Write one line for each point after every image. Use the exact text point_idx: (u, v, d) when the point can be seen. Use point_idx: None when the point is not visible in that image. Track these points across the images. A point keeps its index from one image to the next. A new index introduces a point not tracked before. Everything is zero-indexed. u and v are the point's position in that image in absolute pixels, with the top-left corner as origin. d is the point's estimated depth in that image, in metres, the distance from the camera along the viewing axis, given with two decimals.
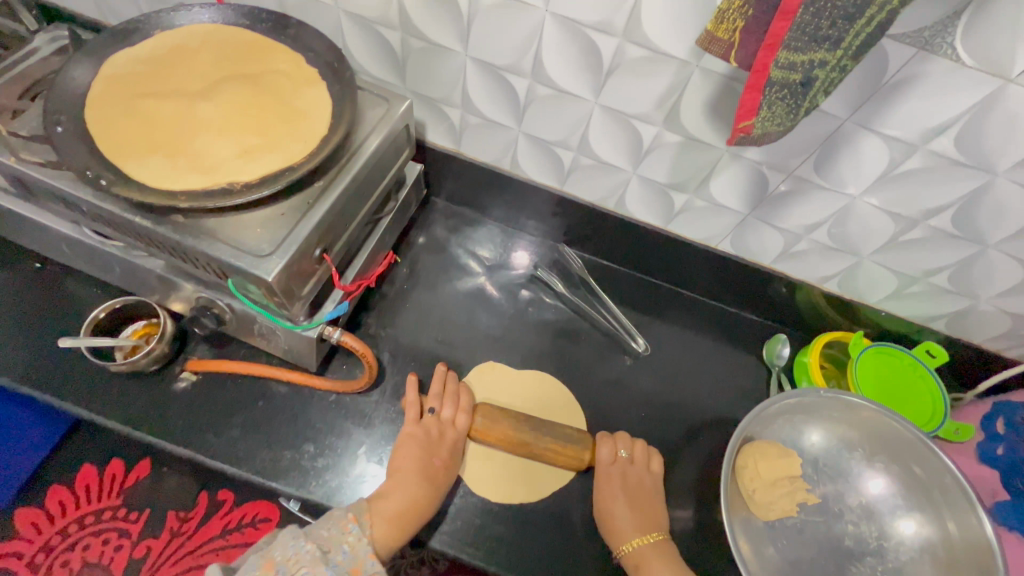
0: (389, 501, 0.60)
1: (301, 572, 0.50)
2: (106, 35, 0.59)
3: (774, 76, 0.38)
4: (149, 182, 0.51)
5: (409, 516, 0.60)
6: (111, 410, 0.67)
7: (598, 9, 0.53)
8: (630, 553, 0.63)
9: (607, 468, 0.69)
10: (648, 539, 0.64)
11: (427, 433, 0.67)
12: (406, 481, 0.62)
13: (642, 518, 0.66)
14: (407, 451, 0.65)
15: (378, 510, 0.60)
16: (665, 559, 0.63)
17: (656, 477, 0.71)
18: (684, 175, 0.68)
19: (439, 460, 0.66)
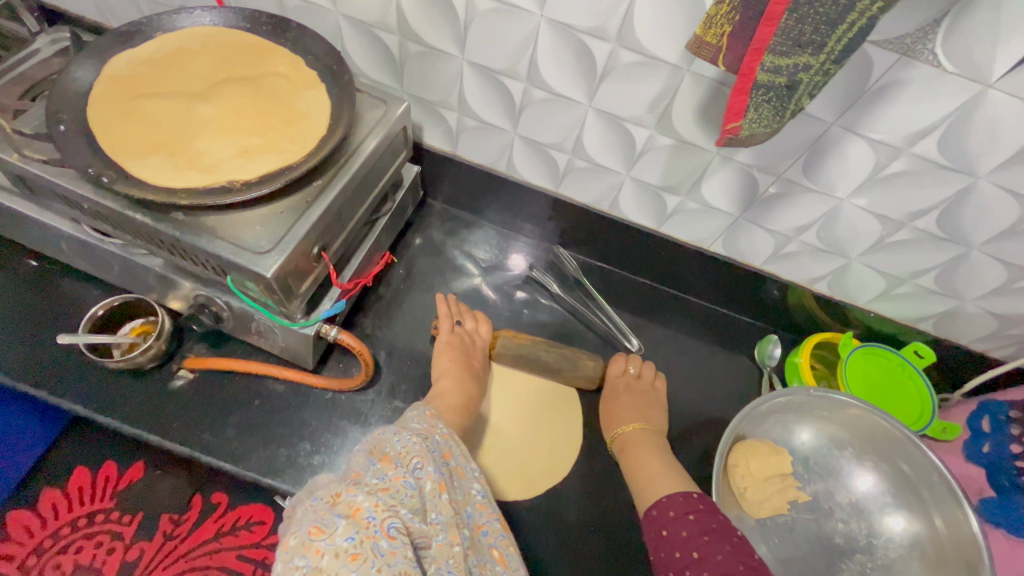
0: (448, 395, 0.70)
1: (416, 460, 0.48)
2: (109, 36, 0.60)
3: (760, 80, 0.39)
4: (150, 180, 0.52)
5: (463, 408, 0.70)
6: (107, 407, 0.67)
7: (592, 15, 0.54)
8: (623, 436, 0.73)
9: (615, 377, 0.80)
10: (643, 427, 0.73)
11: (462, 340, 0.76)
12: (460, 380, 0.72)
13: (638, 412, 0.75)
14: (449, 353, 0.74)
15: (444, 399, 0.69)
16: (654, 445, 0.71)
17: (659, 393, 0.80)
18: (676, 178, 0.70)
19: (478, 363, 0.76)
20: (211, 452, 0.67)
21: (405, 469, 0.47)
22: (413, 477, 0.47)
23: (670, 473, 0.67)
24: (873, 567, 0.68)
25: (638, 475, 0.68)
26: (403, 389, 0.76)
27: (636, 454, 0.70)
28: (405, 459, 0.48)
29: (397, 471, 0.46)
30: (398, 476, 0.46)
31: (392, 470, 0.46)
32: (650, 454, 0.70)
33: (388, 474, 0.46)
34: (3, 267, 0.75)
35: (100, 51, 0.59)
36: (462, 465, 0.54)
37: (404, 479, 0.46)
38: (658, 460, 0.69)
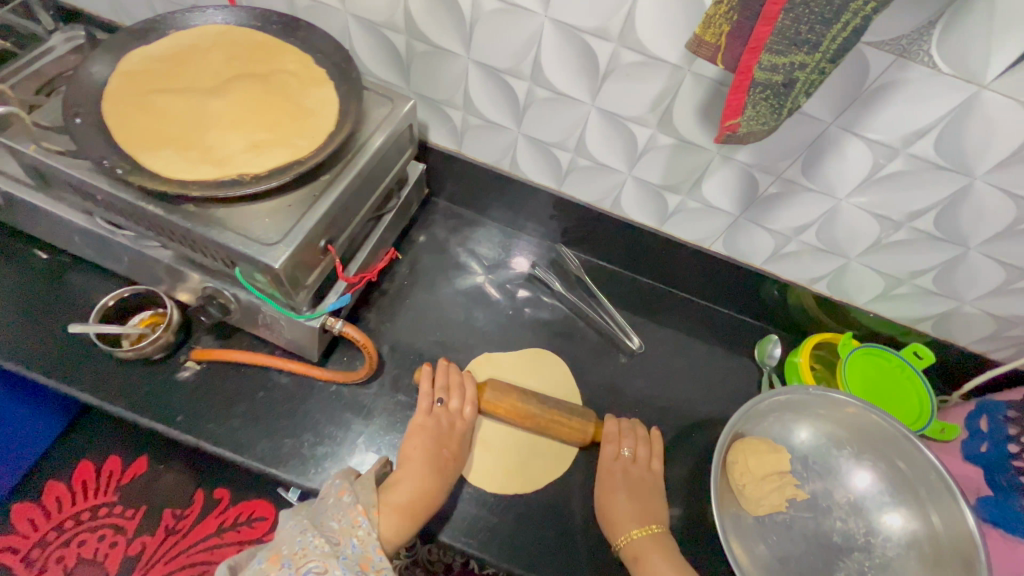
0: (411, 494, 0.63)
1: (307, 567, 0.52)
2: (125, 33, 0.61)
3: (757, 77, 0.40)
4: (162, 172, 0.53)
5: (427, 509, 0.63)
6: (115, 396, 0.69)
7: (595, 15, 0.56)
8: (630, 544, 0.65)
9: (609, 464, 0.72)
10: (650, 532, 0.66)
11: (438, 425, 0.70)
12: (416, 475, 0.64)
13: (638, 510, 0.68)
14: (419, 443, 0.68)
15: (390, 503, 0.61)
16: (663, 553, 0.64)
17: (656, 476, 0.73)
18: (677, 177, 0.71)
19: (450, 454, 0.68)
20: (215, 442, 0.68)
21: (293, 570, 0.52)
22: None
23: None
24: (870, 566, 0.69)
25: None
26: (405, 383, 0.77)
27: (646, 566, 0.63)
28: (299, 562, 0.53)
29: (281, 573, 0.52)
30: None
31: (279, 569, 0.52)
32: (661, 564, 0.63)
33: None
34: (16, 258, 0.77)
35: (115, 48, 0.60)
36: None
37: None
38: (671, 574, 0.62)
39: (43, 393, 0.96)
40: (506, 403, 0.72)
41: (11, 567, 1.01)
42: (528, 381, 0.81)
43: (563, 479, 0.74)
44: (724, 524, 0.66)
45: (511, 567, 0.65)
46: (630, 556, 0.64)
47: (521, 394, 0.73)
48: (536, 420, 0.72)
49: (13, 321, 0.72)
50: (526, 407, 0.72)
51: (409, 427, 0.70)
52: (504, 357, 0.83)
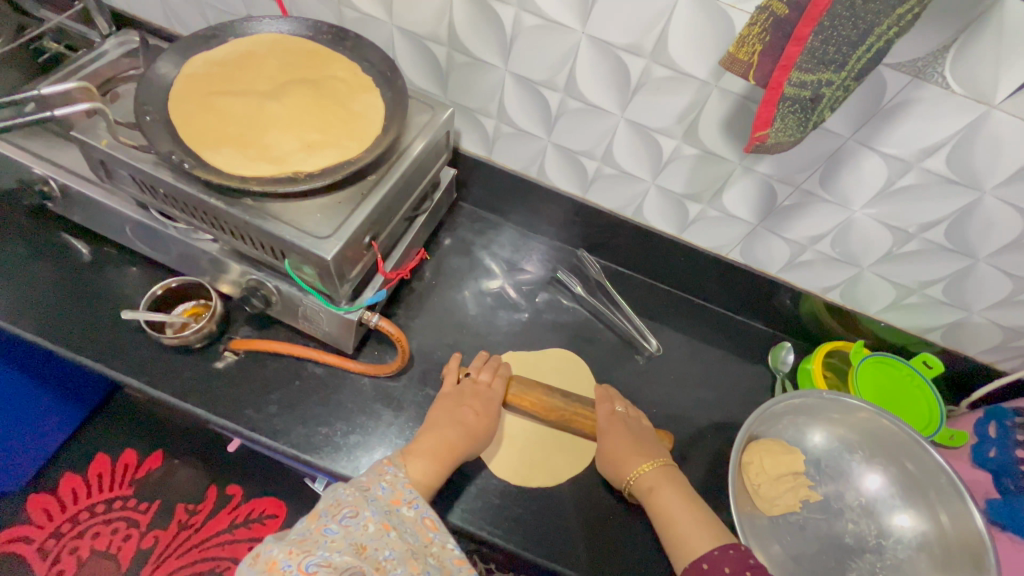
0: (434, 443, 0.65)
1: (344, 511, 0.53)
2: (188, 39, 0.66)
3: (787, 93, 0.44)
4: (223, 168, 0.57)
5: (449, 457, 0.65)
6: (158, 382, 0.72)
7: (629, 32, 0.60)
8: (643, 479, 0.66)
9: (607, 415, 0.74)
10: (658, 466, 0.68)
11: (464, 390, 0.73)
12: (437, 427, 0.67)
13: (643, 450, 0.70)
14: (442, 406, 0.71)
15: (415, 451, 0.64)
16: (674, 482, 0.66)
17: (652, 429, 0.75)
18: (699, 186, 0.74)
19: (472, 409, 0.70)
20: (252, 427, 0.71)
21: (330, 519, 0.52)
22: (337, 525, 0.52)
23: (697, 515, 0.62)
24: (882, 567, 0.71)
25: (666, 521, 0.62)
26: (433, 377, 0.80)
27: (658, 503, 0.64)
28: (334, 510, 0.53)
29: (320, 523, 0.52)
30: (324, 526, 0.52)
31: (315, 523, 0.52)
32: (671, 495, 0.65)
33: (316, 529, 0.52)
34: (64, 249, 0.81)
35: (180, 52, 0.65)
36: (423, 515, 0.56)
37: (327, 528, 0.51)
38: (684, 505, 0.63)
39: (71, 379, 1.01)
40: (532, 395, 0.74)
41: (26, 557, 1.03)
42: (552, 381, 0.84)
43: (584, 475, 0.76)
44: (741, 520, 0.68)
45: (534, 556, 0.68)
46: (645, 491, 0.66)
47: (547, 387, 0.75)
48: (561, 413, 0.74)
49: (61, 308, 0.75)
50: (553, 398, 0.74)
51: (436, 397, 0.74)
52: (530, 356, 0.86)
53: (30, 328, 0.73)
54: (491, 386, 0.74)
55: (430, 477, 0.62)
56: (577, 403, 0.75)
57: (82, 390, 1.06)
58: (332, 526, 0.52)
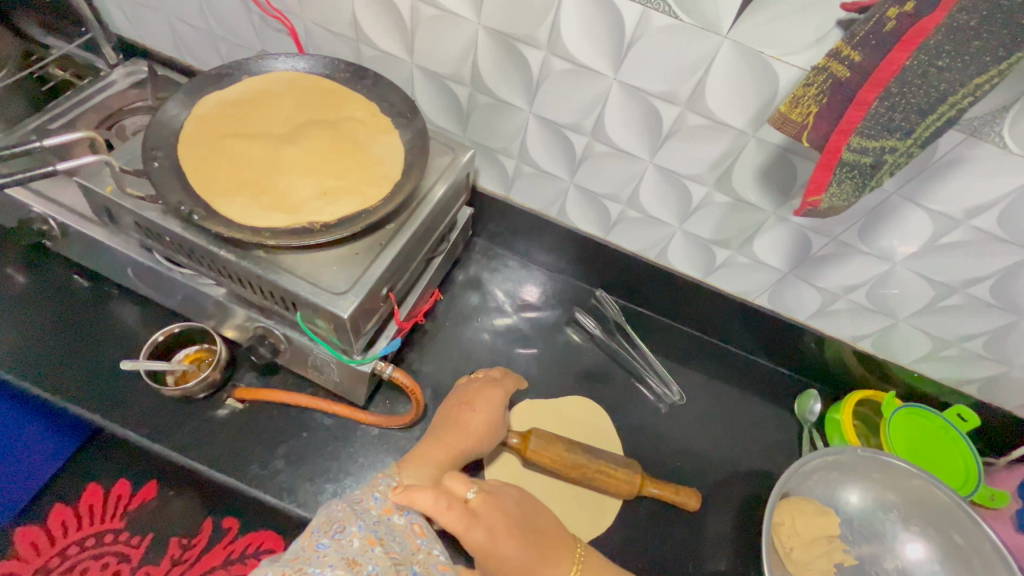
0: (433, 450, 0.60)
1: (333, 526, 0.48)
2: (201, 77, 0.63)
3: (845, 158, 0.41)
4: (236, 219, 0.53)
5: (450, 463, 0.61)
6: (158, 434, 0.68)
7: (664, 80, 0.57)
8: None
9: (479, 527, 0.51)
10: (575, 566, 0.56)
11: (466, 391, 0.68)
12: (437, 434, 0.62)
13: (547, 550, 0.54)
14: (443, 411, 0.66)
15: (412, 458, 0.59)
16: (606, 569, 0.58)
17: (503, 488, 0.57)
18: (729, 233, 0.71)
19: (473, 409, 0.65)
20: (258, 483, 0.67)
21: (321, 534, 0.48)
22: (328, 540, 0.47)
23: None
24: None
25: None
26: None
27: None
28: (326, 525, 0.49)
29: (311, 540, 0.48)
30: (313, 543, 0.48)
31: (307, 540, 0.48)
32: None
33: (306, 549, 0.47)
34: (65, 287, 0.77)
35: (191, 92, 0.62)
36: (413, 522, 0.52)
37: (318, 545, 0.47)
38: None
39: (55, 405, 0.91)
40: (552, 451, 0.70)
41: None
42: (572, 431, 0.80)
43: (607, 535, 0.72)
44: None
45: None
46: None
47: (567, 441, 0.71)
48: (583, 470, 0.70)
49: (58, 352, 0.72)
50: (573, 454, 0.70)
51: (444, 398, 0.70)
52: (548, 404, 0.82)
53: (25, 374, 0.69)
54: (498, 384, 0.69)
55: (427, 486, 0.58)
56: (599, 459, 0.71)
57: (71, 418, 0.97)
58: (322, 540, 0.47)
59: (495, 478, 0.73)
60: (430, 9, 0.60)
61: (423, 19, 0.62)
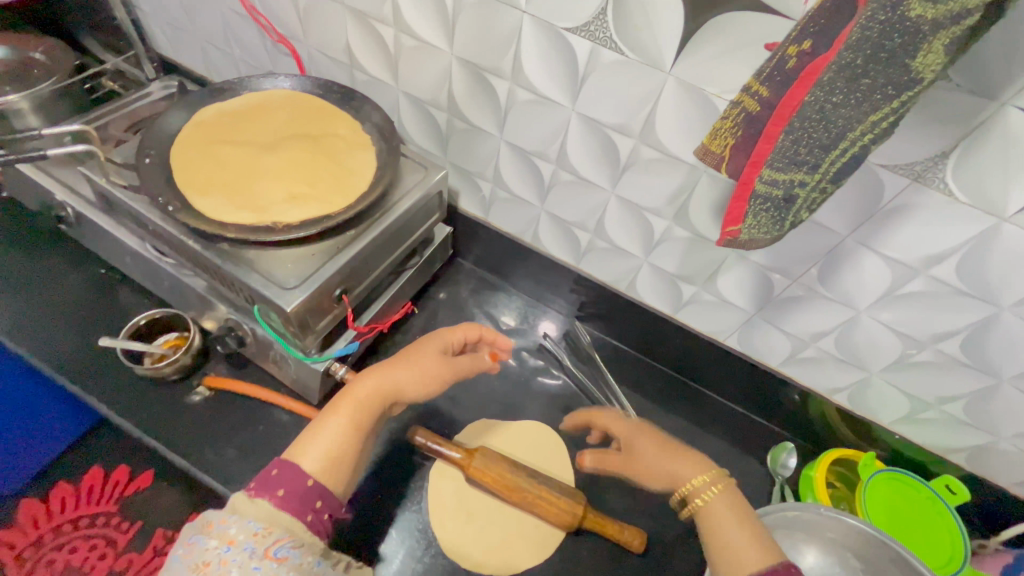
0: (346, 399, 0.55)
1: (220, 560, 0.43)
2: (207, 91, 0.70)
3: (757, 189, 0.42)
4: (206, 213, 0.59)
5: (364, 412, 0.55)
6: (127, 410, 0.72)
7: (618, 113, 0.59)
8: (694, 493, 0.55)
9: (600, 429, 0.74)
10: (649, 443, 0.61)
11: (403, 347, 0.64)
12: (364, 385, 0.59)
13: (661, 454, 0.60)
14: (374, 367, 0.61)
15: (321, 419, 0.54)
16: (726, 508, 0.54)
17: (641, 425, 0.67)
18: (693, 269, 0.71)
19: (415, 350, 0.63)
20: (208, 470, 0.69)
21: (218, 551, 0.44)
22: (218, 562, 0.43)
23: (755, 532, 0.52)
24: None
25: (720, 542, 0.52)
26: (401, 438, 0.77)
27: (720, 526, 0.53)
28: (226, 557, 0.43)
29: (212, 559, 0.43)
30: (228, 526, 0.45)
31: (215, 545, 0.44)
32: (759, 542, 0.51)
33: (209, 534, 0.44)
34: (78, 270, 0.85)
35: (195, 103, 0.69)
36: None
37: (228, 546, 0.43)
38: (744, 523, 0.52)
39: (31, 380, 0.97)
40: (494, 471, 0.69)
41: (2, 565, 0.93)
42: (525, 456, 0.78)
43: (545, 566, 0.69)
44: None
45: None
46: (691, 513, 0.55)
47: (511, 464, 0.70)
48: (523, 494, 0.69)
49: (59, 327, 0.79)
50: (517, 477, 0.69)
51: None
52: (506, 425, 0.82)
53: (26, 344, 0.76)
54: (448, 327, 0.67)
55: (339, 445, 0.52)
56: (542, 484, 0.69)
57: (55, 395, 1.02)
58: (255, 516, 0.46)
59: (438, 493, 0.73)
60: (411, 40, 0.66)
61: (405, 48, 0.67)
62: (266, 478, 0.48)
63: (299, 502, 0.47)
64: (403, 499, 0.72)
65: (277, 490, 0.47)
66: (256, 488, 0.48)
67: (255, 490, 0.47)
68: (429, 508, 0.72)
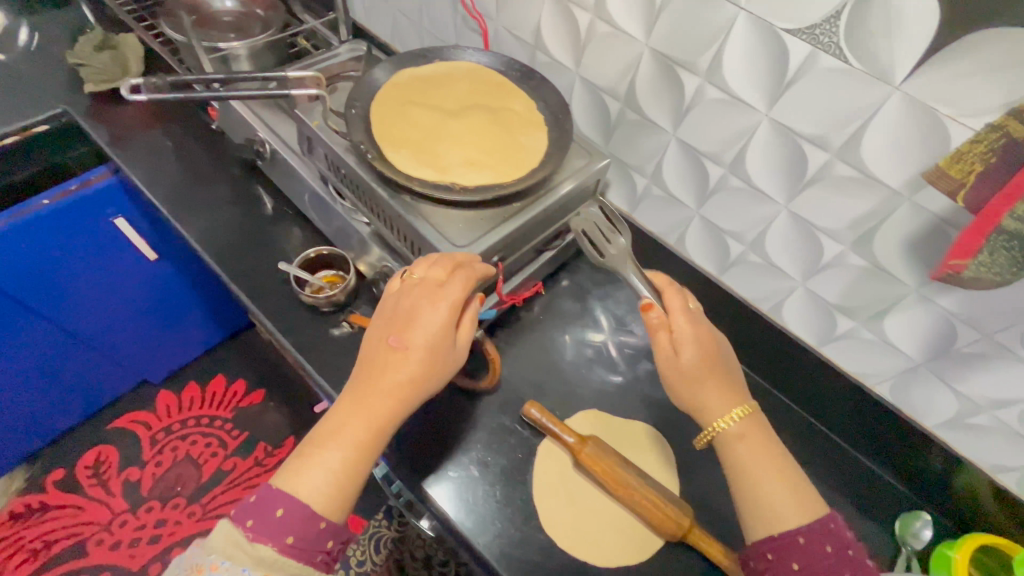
0: (339, 428, 0.53)
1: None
2: (405, 56, 0.76)
3: (1004, 225, 0.38)
4: (397, 166, 0.64)
5: (361, 438, 0.53)
6: (286, 330, 0.82)
7: (819, 123, 0.56)
8: (722, 433, 0.57)
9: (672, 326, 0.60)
10: (703, 347, 0.59)
11: (386, 335, 0.57)
12: (354, 396, 0.55)
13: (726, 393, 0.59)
14: (362, 370, 0.57)
15: (314, 452, 0.52)
16: (759, 441, 0.57)
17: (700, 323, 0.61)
18: (857, 302, 0.66)
19: (404, 345, 0.56)
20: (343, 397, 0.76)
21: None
22: None
23: (787, 478, 0.55)
24: None
25: (757, 479, 0.55)
26: (512, 410, 0.80)
27: (748, 466, 0.56)
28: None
29: None
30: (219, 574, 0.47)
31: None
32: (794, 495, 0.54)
33: None
34: (259, 202, 0.97)
35: (394, 65, 0.75)
36: None
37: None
38: (772, 461, 0.56)
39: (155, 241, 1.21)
40: (606, 463, 0.70)
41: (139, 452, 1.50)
42: (631, 455, 0.78)
43: (637, 568, 0.68)
44: None
45: None
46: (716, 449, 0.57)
47: (622, 460, 0.71)
48: (631, 493, 0.68)
49: (240, 248, 0.91)
50: (627, 474, 0.69)
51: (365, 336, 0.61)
52: (617, 421, 0.81)
53: (215, 257, 0.89)
54: (436, 299, 0.57)
55: (340, 478, 0.52)
56: (651, 488, 0.69)
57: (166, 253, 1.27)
58: (250, 564, 0.48)
59: (543, 470, 0.74)
60: (605, 27, 0.67)
61: (597, 35, 0.68)
62: (262, 522, 0.49)
63: (311, 543, 0.50)
64: (507, 468, 0.74)
65: (285, 538, 0.49)
66: (253, 532, 0.49)
67: (255, 533, 0.49)
68: (532, 481, 0.73)
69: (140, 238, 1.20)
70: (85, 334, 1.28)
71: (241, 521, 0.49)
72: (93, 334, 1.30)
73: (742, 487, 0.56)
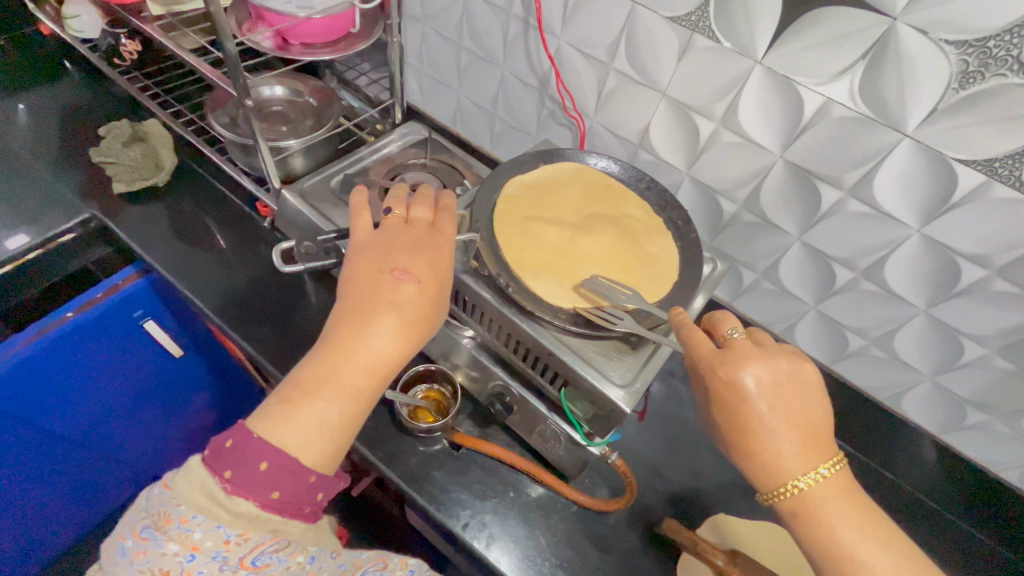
0: (334, 370, 0.48)
1: (184, 547, 0.41)
2: (511, 162, 0.72)
3: None
4: (538, 298, 0.60)
5: (360, 381, 0.49)
6: (387, 459, 0.74)
7: (984, 244, 0.56)
8: (785, 501, 0.46)
9: (720, 371, 0.49)
10: (750, 403, 0.48)
11: (378, 270, 0.53)
12: (352, 335, 0.50)
13: (799, 445, 0.47)
14: (353, 305, 0.52)
15: (304, 399, 0.47)
16: (850, 507, 0.45)
17: (770, 365, 0.49)
18: (994, 398, 0.66)
19: (411, 279, 0.52)
20: (466, 532, 0.70)
21: (176, 526, 0.42)
22: (176, 543, 0.41)
23: (888, 549, 0.44)
24: None
25: (842, 560, 0.44)
26: (639, 525, 0.75)
27: (836, 534, 0.45)
28: (185, 537, 0.41)
29: (171, 543, 0.41)
30: (190, 528, 0.42)
31: (169, 528, 0.42)
32: (898, 575, 0.43)
33: (166, 535, 0.41)
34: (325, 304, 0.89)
35: (501, 172, 0.71)
36: None
37: (191, 553, 0.41)
38: (861, 528, 0.45)
39: (195, 340, 1.08)
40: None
41: None
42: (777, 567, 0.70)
43: None
44: None
45: None
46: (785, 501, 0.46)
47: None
48: None
49: None
50: None
51: (349, 272, 0.55)
52: (749, 526, 0.74)
53: None
54: (435, 246, 0.56)
55: (338, 429, 0.48)
56: None
57: (193, 360, 1.12)
58: (225, 521, 0.43)
59: None
60: (732, 136, 0.65)
61: (720, 143, 0.67)
62: (244, 474, 0.43)
63: (298, 497, 0.45)
64: None
65: (270, 492, 0.44)
66: (232, 484, 0.43)
67: (233, 485, 0.43)
68: None
69: (168, 338, 1.04)
70: (105, 450, 1.10)
71: (218, 472, 0.43)
72: (112, 449, 1.11)
73: (818, 559, 0.45)
